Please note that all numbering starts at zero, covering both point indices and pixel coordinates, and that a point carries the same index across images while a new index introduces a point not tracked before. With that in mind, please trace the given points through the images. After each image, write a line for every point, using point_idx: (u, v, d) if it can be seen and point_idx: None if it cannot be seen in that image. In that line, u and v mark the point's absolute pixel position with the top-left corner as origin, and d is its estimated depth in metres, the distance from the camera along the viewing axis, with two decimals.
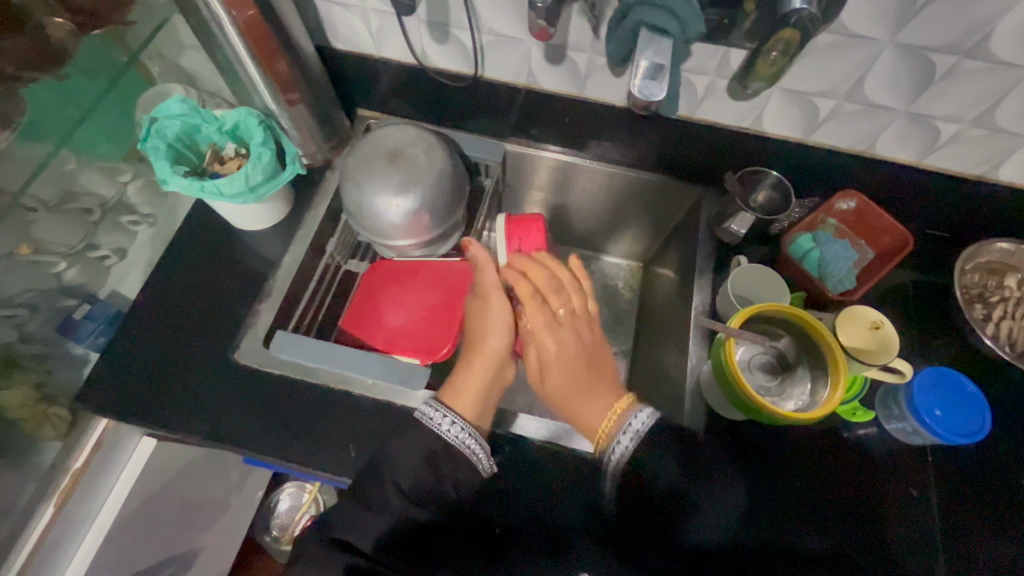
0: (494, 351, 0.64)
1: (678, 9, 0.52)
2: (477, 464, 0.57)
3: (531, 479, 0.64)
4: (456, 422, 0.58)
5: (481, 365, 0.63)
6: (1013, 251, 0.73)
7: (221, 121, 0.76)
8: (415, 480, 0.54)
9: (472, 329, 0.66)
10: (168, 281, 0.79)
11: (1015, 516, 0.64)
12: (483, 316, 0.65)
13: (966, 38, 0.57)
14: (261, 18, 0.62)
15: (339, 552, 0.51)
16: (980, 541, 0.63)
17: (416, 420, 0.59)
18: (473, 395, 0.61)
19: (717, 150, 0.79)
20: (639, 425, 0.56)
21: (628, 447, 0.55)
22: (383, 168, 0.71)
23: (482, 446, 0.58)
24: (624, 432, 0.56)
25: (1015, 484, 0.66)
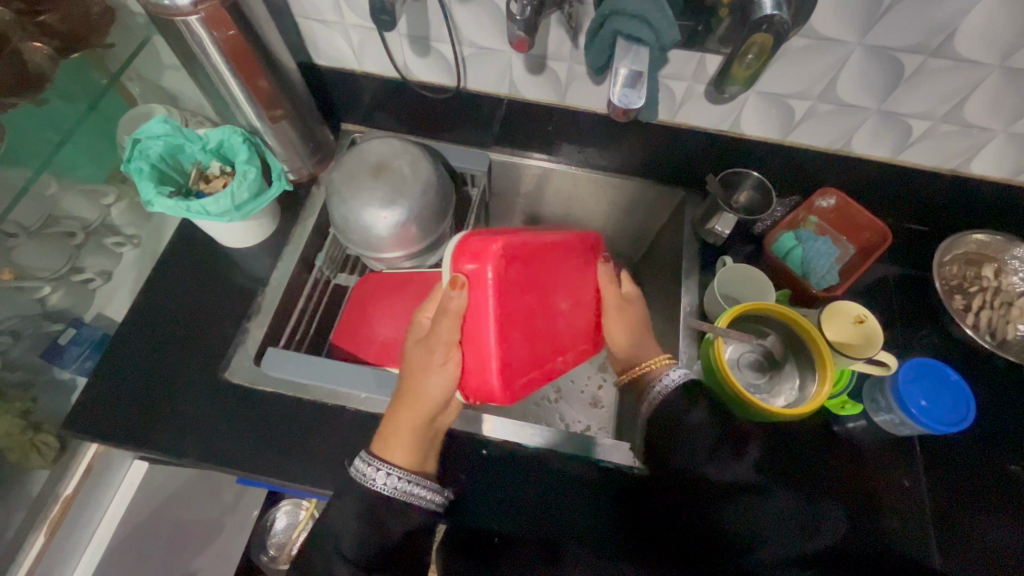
0: (428, 401, 0.60)
1: (653, 17, 0.52)
2: (426, 504, 0.58)
3: (532, 481, 0.66)
4: (393, 473, 0.57)
5: (412, 415, 0.61)
6: (989, 241, 0.75)
7: (205, 140, 0.75)
8: (361, 542, 0.54)
9: (410, 372, 0.62)
10: (157, 302, 0.79)
11: (1006, 500, 0.66)
12: (423, 368, 0.61)
13: (930, 38, 0.58)
14: (241, 37, 0.63)
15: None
16: (973, 527, 0.64)
17: (353, 478, 0.58)
18: (406, 441, 0.60)
19: (697, 154, 0.81)
20: (672, 381, 0.62)
21: (661, 395, 0.61)
22: (370, 182, 0.74)
23: (424, 486, 0.58)
24: (661, 384, 0.62)
25: (1001, 469, 0.67)
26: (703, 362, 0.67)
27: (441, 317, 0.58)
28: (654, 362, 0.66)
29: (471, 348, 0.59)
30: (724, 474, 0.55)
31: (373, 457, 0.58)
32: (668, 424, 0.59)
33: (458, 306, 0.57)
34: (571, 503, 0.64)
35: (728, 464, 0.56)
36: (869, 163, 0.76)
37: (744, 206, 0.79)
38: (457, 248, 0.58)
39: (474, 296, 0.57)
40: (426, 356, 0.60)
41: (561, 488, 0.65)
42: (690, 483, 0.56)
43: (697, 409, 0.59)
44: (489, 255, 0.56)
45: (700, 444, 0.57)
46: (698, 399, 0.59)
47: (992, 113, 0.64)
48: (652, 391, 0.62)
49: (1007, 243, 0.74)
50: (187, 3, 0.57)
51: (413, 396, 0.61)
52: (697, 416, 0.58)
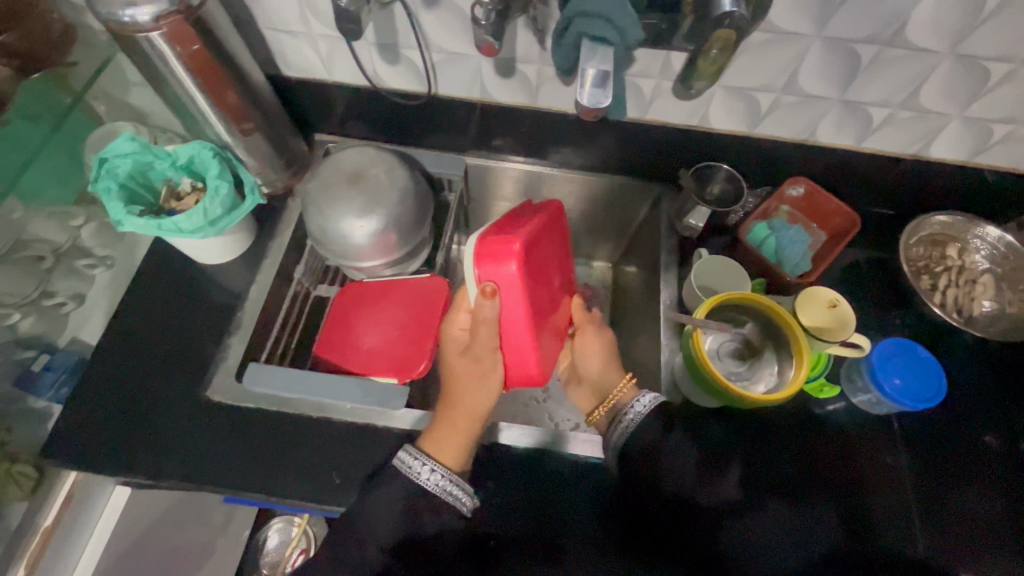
0: (478, 403, 0.65)
1: (616, 17, 0.53)
2: (462, 510, 0.58)
3: (528, 484, 0.66)
4: (437, 471, 0.59)
5: (467, 423, 0.63)
6: (951, 222, 0.78)
7: (174, 156, 0.74)
8: (393, 532, 0.56)
9: (454, 382, 0.66)
10: (133, 323, 0.77)
11: (979, 468, 0.68)
12: (478, 373, 0.65)
13: (884, 28, 0.60)
14: (205, 50, 0.63)
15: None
16: (951, 496, 0.66)
17: (394, 468, 0.59)
18: (459, 445, 0.62)
19: (669, 150, 0.82)
20: (644, 404, 0.62)
21: (636, 418, 0.61)
22: (346, 192, 0.74)
23: (464, 490, 0.59)
24: (632, 409, 0.62)
25: (975, 439, 0.70)
26: (684, 354, 0.69)
27: (480, 326, 0.61)
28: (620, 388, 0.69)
29: (509, 345, 0.64)
30: (717, 497, 0.58)
31: (419, 452, 0.60)
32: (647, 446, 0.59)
33: (494, 314, 0.60)
34: (565, 504, 0.64)
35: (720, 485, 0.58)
36: (836, 151, 0.77)
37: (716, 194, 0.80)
38: (477, 252, 0.60)
39: (505, 300, 0.60)
40: (477, 364, 0.65)
41: (556, 491, 0.65)
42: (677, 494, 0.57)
43: (673, 435, 0.60)
44: (512, 256, 0.59)
45: (684, 468, 0.58)
46: (667, 425, 0.61)
47: (947, 98, 0.67)
48: (623, 416, 0.62)
49: (968, 223, 0.77)
50: (148, 19, 0.57)
51: (459, 404, 0.64)
52: (676, 442, 0.60)
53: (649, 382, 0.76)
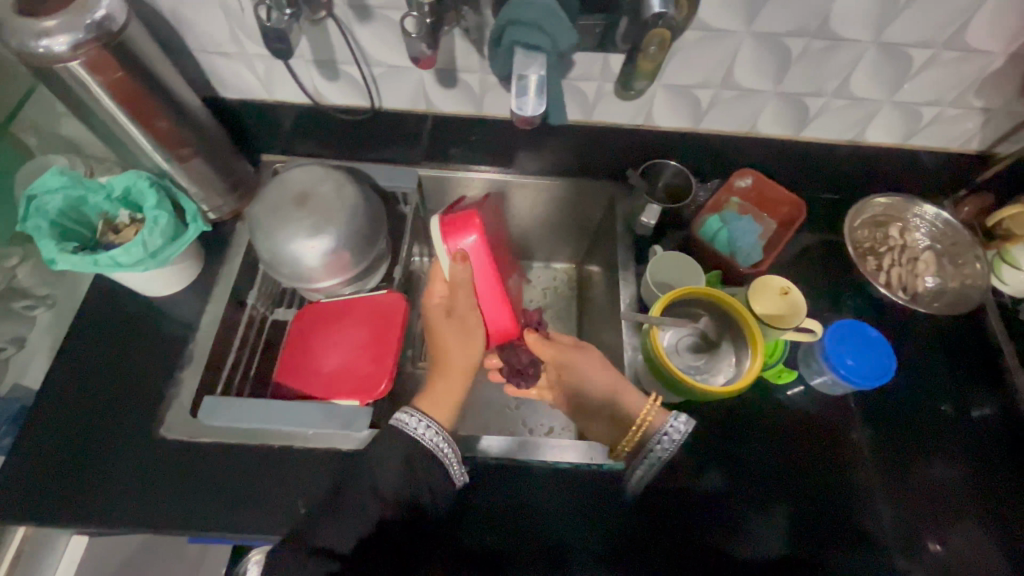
0: (461, 365, 0.68)
1: (546, 23, 0.53)
2: (450, 470, 0.61)
3: (508, 495, 0.65)
4: (431, 426, 0.61)
5: (460, 378, 0.68)
6: (891, 203, 0.80)
7: (108, 188, 0.71)
8: (394, 486, 0.58)
9: (434, 348, 0.71)
10: (78, 364, 0.74)
11: (940, 437, 0.71)
12: (462, 331, 0.69)
13: (809, 21, 0.62)
14: (128, 77, 0.61)
15: (319, 559, 0.54)
16: (918, 465, 0.69)
17: (393, 426, 0.61)
18: (447, 406, 0.66)
19: (619, 150, 0.83)
20: (676, 429, 0.64)
21: (668, 451, 0.64)
22: (292, 213, 0.72)
23: (454, 452, 0.62)
24: (662, 438, 0.64)
25: (929, 406, 0.73)
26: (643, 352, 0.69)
27: (457, 290, 0.68)
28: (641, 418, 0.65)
29: (485, 301, 0.70)
30: (759, 550, 0.63)
31: (419, 412, 0.62)
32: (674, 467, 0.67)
33: (468, 275, 0.66)
34: (556, 522, 0.64)
35: (761, 537, 0.63)
36: (778, 142, 0.79)
37: (666, 188, 0.82)
38: (440, 228, 0.66)
39: (475, 261, 0.67)
40: (461, 323, 0.69)
41: (540, 505, 0.65)
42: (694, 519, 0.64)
43: (714, 473, 0.67)
44: (474, 223, 0.66)
45: (711, 507, 0.65)
46: (713, 464, 0.68)
47: (874, 86, 0.69)
48: (655, 444, 0.64)
49: (907, 204, 0.80)
50: (65, 49, 0.55)
51: (448, 365, 0.68)
52: (712, 480, 0.67)
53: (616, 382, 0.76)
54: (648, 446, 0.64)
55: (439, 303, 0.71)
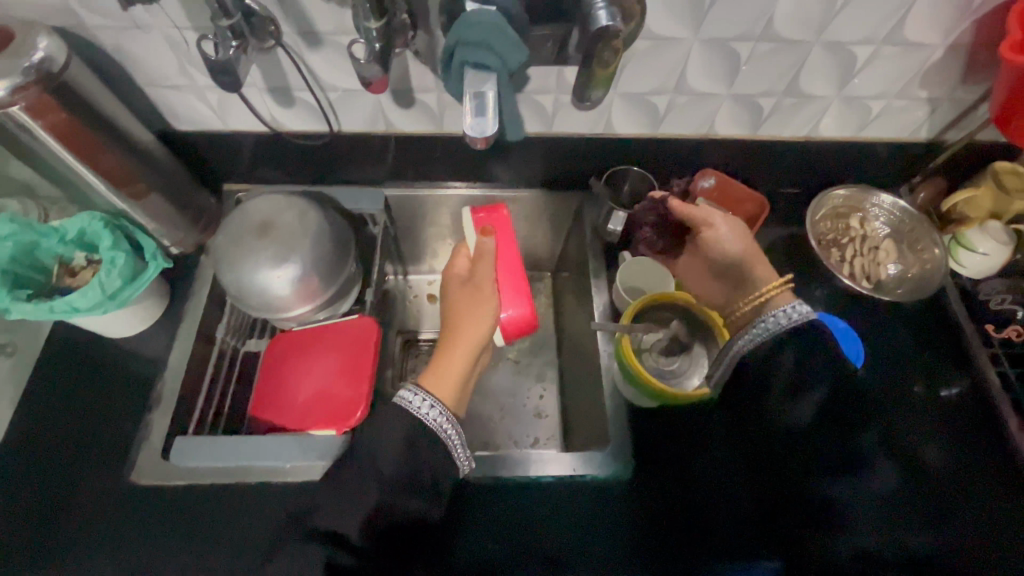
0: (473, 338, 0.70)
1: (493, 42, 0.53)
2: (454, 456, 0.62)
3: (500, 508, 0.66)
4: (435, 408, 0.63)
5: (467, 352, 0.69)
6: (850, 195, 0.82)
7: (62, 231, 0.69)
8: (395, 469, 0.60)
9: (452, 321, 0.71)
10: (40, 414, 0.72)
11: (900, 401, 0.73)
12: (471, 304, 0.72)
13: (753, 25, 0.63)
14: (72, 119, 0.59)
15: (321, 543, 0.59)
16: (881, 428, 0.71)
17: (396, 403, 0.63)
18: (452, 379, 0.67)
19: (582, 158, 0.83)
20: (798, 313, 0.66)
21: (784, 331, 0.66)
22: (257, 245, 0.71)
23: (458, 435, 0.63)
24: (782, 317, 0.67)
25: (886, 374, 0.75)
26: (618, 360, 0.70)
27: (478, 261, 0.75)
28: (771, 288, 0.70)
29: (506, 281, 0.76)
30: (833, 485, 0.67)
31: (421, 389, 0.63)
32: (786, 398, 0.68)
33: (494, 245, 0.76)
34: (557, 526, 0.65)
35: (837, 478, 0.68)
36: (736, 142, 0.80)
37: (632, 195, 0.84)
38: (473, 213, 0.80)
39: (501, 238, 0.78)
40: (472, 295, 0.72)
41: (537, 520, 0.65)
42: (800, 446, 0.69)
43: (805, 406, 0.69)
44: (502, 211, 0.79)
45: (806, 442, 0.69)
46: (821, 390, 0.68)
47: (823, 83, 0.71)
48: (780, 315, 0.67)
49: (865, 194, 0.82)
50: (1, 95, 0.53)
51: (460, 337, 0.69)
52: (800, 411, 0.69)
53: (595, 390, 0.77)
54: (760, 327, 0.67)
55: (458, 276, 0.74)
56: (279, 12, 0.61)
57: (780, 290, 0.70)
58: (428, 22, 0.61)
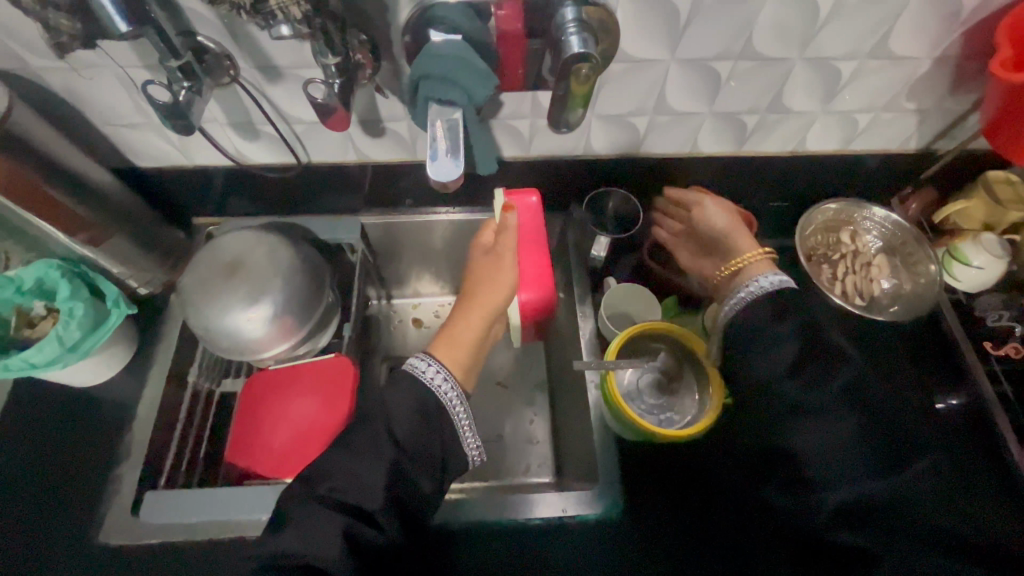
0: (491, 302, 0.65)
1: (459, 77, 0.51)
2: (464, 438, 0.59)
3: (483, 550, 0.65)
4: (443, 374, 0.59)
5: (481, 317, 0.65)
6: (841, 208, 0.79)
7: (18, 280, 0.66)
8: (412, 431, 0.55)
9: (470, 286, 0.67)
10: (6, 471, 0.69)
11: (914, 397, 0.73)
12: (491, 270, 0.66)
13: (732, 45, 0.60)
14: (17, 168, 0.56)
15: (338, 515, 0.50)
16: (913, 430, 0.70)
17: (406, 372, 0.59)
18: (462, 349, 0.63)
19: (564, 180, 0.80)
20: (766, 283, 0.61)
21: (752, 295, 0.61)
22: (226, 287, 0.68)
23: (466, 411, 0.60)
24: (751, 286, 0.62)
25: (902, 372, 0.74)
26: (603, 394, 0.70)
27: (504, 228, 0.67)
28: (750, 257, 0.65)
29: (527, 259, 0.73)
30: (807, 442, 0.55)
31: (433, 358, 0.60)
32: (789, 364, 0.57)
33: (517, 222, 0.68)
34: (544, 547, 0.65)
35: (813, 433, 0.54)
36: (721, 160, 0.78)
37: (615, 216, 0.80)
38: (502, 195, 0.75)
39: (529, 224, 0.74)
40: (495, 263, 0.67)
41: (519, 554, 0.65)
42: (821, 417, 0.55)
43: (776, 360, 0.57)
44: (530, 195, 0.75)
45: (780, 401, 0.56)
46: (781, 346, 0.57)
47: (807, 98, 0.68)
48: (750, 285, 0.62)
49: (856, 207, 0.79)
50: None
51: (479, 301, 0.65)
52: (774, 363, 0.57)
53: (584, 421, 0.74)
54: (738, 289, 0.62)
55: (483, 244, 0.69)
56: (234, 47, 0.58)
57: (755, 260, 0.64)
58: (391, 52, 0.59)
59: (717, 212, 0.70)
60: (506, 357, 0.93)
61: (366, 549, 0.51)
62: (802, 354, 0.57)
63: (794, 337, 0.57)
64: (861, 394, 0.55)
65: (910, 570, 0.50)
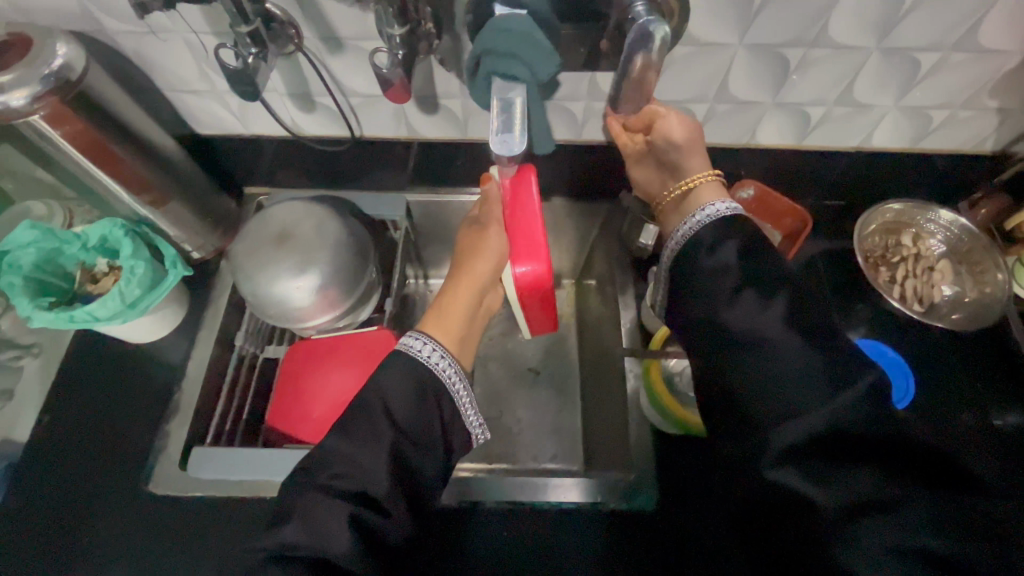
0: (478, 277, 0.66)
1: (523, 52, 0.50)
2: (467, 420, 0.60)
3: (508, 532, 0.66)
4: (437, 350, 0.60)
5: (468, 290, 0.66)
6: (903, 209, 0.76)
7: (84, 237, 0.69)
8: (409, 412, 0.55)
9: (460, 256, 0.67)
10: (63, 418, 0.72)
11: (965, 409, 0.70)
12: (477, 241, 0.66)
13: (805, 32, 0.58)
14: (93, 128, 0.59)
15: (342, 502, 0.50)
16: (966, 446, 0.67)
17: (400, 350, 0.60)
18: (451, 325, 0.64)
19: (613, 166, 0.79)
20: (718, 210, 0.58)
21: (689, 229, 0.58)
22: (275, 254, 0.70)
23: (463, 385, 0.61)
24: (701, 213, 0.58)
25: (958, 388, 0.72)
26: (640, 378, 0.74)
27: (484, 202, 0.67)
28: (698, 179, 0.61)
29: (518, 235, 0.66)
30: (746, 375, 0.50)
31: (428, 337, 0.61)
32: (731, 291, 0.53)
33: (496, 196, 0.66)
34: (568, 537, 0.65)
35: (752, 364, 0.49)
36: (779, 153, 0.75)
37: None
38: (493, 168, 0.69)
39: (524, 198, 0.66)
40: (480, 234, 0.66)
41: (546, 543, 0.65)
42: (763, 346, 0.49)
43: (716, 287, 0.54)
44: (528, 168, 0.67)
45: (724, 335, 0.52)
46: (720, 274, 0.54)
47: (878, 92, 0.65)
48: (694, 215, 0.59)
49: (920, 208, 0.75)
50: (22, 102, 0.53)
51: (467, 274, 0.66)
52: (716, 292, 0.53)
53: (618, 411, 0.73)
54: (686, 220, 0.60)
55: (471, 216, 0.69)
56: (300, 17, 0.59)
57: (704, 182, 0.61)
58: (453, 27, 0.58)
59: (678, 124, 0.61)
60: (540, 343, 0.93)
61: (374, 535, 0.50)
62: (744, 280, 0.52)
63: (732, 265, 0.54)
64: (807, 321, 0.50)
65: (861, 503, 0.44)
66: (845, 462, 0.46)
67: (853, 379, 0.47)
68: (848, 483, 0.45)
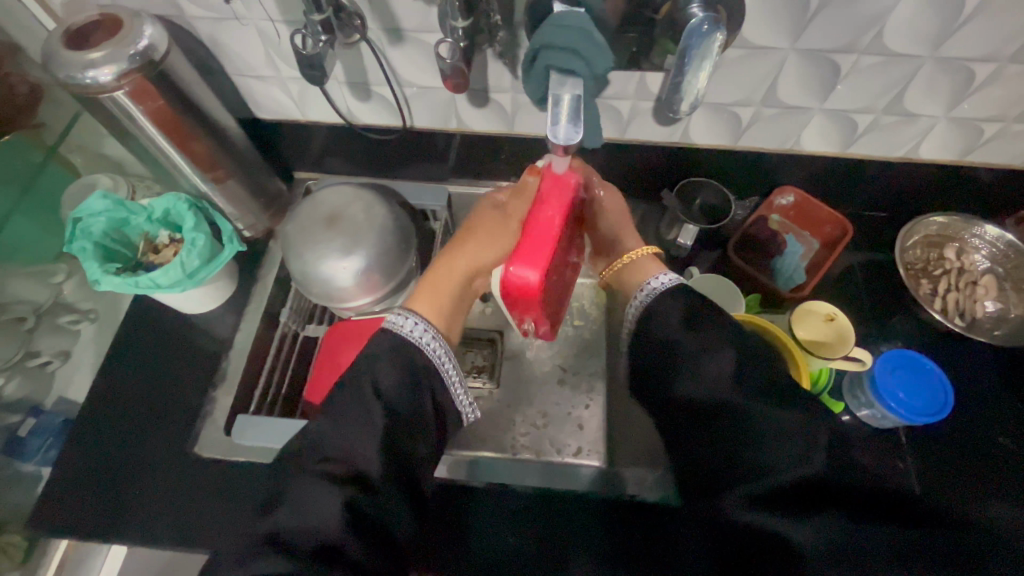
0: (476, 259, 0.68)
1: (582, 47, 0.51)
2: (456, 400, 0.62)
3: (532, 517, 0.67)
4: (423, 327, 0.62)
5: (463, 267, 0.68)
6: (948, 223, 0.75)
7: (149, 210, 0.74)
8: (399, 394, 0.57)
9: (469, 233, 0.69)
10: (116, 379, 0.76)
11: (1004, 429, 0.70)
12: (495, 229, 0.68)
13: (859, 38, 0.58)
14: (169, 107, 0.63)
15: (334, 486, 0.50)
16: (999, 463, 0.67)
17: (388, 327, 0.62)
18: (433, 301, 0.65)
19: (655, 166, 0.80)
20: (662, 283, 0.62)
21: (650, 294, 0.62)
22: (323, 234, 0.72)
23: (451, 364, 0.62)
24: (650, 286, 0.63)
25: (996, 408, 0.71)
26: None
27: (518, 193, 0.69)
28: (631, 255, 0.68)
29: (535, 232, 0.61)
30: (695, 396, 0.54)
31: (411, 312, 0.62)
32: (690, 369, 0.55)
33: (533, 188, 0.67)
34: (586, 529, 0.66)
35: (697, 379, 0.55)
36: (823, 160, 0.75)
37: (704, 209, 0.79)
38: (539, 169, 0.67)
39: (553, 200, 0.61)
40: (499, 223, 0.69)
41: (566, 534, 0.66)
42: (727, 416, 0.53)
43: (670, 319, 0.59)
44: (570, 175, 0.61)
45: (678, 357, 0.56)
46: (671, 308, 0.60)
47: (928, 101, 0.65)
48: (644, 288, 0.63)
49: (966, 223, 0.75)
50: (109, 79, 0.57)
51: (466, 254, 0.68)
52: (667, 329, 0.58)
53: None
54: (642, 288, 0.64)
55: (500, 199, 0.72)
56: (366, 8, 0.62)
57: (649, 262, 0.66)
58: (512, 23, 0.61)
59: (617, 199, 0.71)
60: None
61: (371, 517, 0.51)
62: (700, 352, 0.55)
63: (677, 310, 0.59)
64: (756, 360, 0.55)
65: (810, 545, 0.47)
66: (809, 517, 0.48)
67: (797, 406, 0.52)
68: (803, 526, 0.47)
